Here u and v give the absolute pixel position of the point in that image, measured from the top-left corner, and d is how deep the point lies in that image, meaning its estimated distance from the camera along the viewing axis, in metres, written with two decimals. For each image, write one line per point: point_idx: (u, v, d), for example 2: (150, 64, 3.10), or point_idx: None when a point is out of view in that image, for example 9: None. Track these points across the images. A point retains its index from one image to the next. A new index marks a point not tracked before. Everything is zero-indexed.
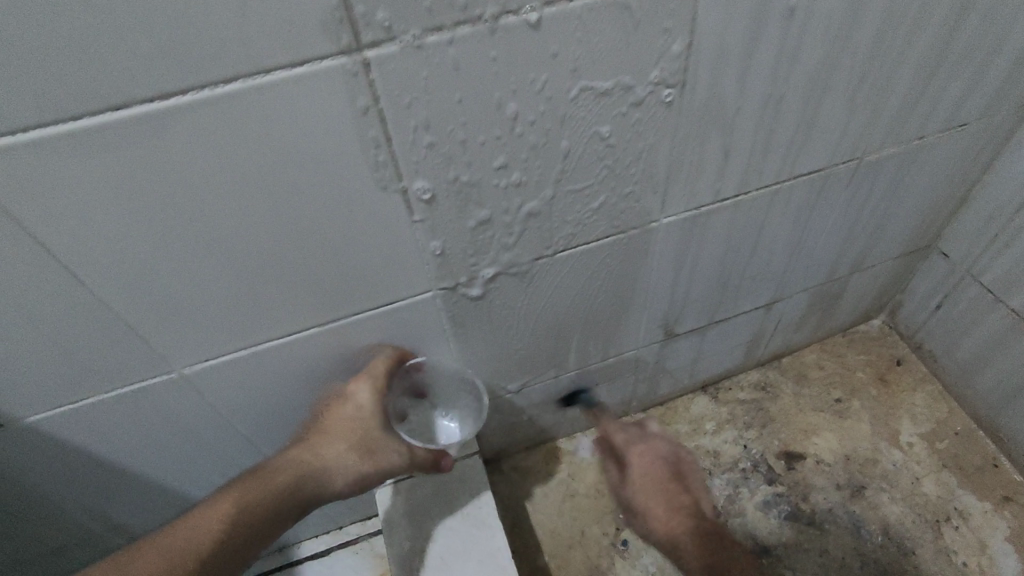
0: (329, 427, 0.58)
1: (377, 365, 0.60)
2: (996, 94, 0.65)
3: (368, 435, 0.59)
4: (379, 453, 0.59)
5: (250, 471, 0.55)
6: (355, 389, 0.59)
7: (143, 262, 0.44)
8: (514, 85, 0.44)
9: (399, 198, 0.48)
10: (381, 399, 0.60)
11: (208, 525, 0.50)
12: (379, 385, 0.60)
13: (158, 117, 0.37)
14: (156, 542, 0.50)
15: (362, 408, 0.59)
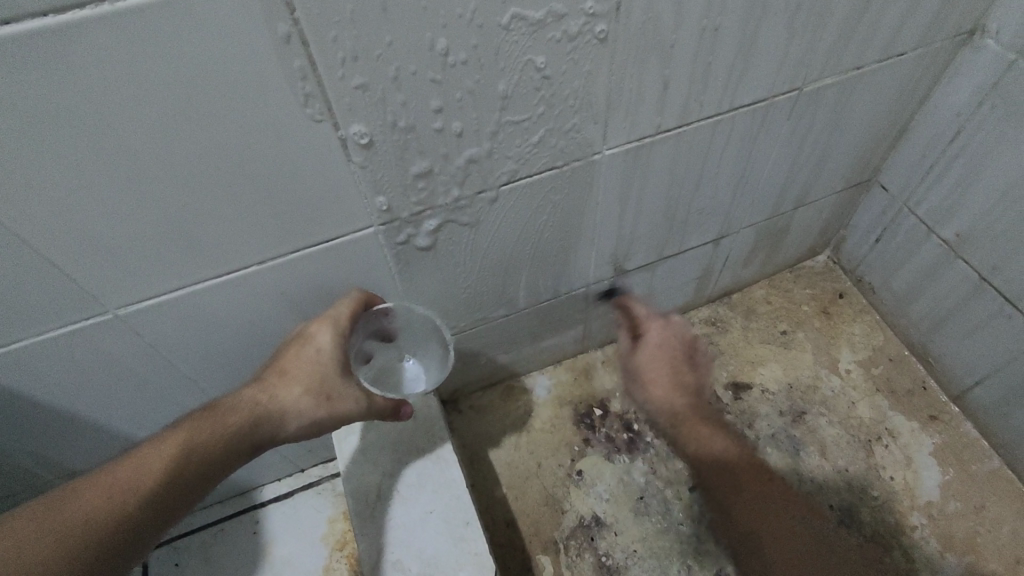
0: (287, 369, 0.56)
1: (342, 310, 0.59)
2: (936, 21, 0.64)
3: (327, 380, 0.56)
4: (337, 399, 0.56)
5: (203, 408, 0.53)
6: (317, 332, 0.58)
7: (59, 196, 0.42)
8: (443, 19, 0.42)
9: (329, 134, 0.47)
10: (342, 343, 0.58)
11: (154, 464, 0.48)
12: (342, 329, 0.58)
13: (48, 32, 0.34)
14: (97, 479, 0.47)
15: (321, 351, 0.57)
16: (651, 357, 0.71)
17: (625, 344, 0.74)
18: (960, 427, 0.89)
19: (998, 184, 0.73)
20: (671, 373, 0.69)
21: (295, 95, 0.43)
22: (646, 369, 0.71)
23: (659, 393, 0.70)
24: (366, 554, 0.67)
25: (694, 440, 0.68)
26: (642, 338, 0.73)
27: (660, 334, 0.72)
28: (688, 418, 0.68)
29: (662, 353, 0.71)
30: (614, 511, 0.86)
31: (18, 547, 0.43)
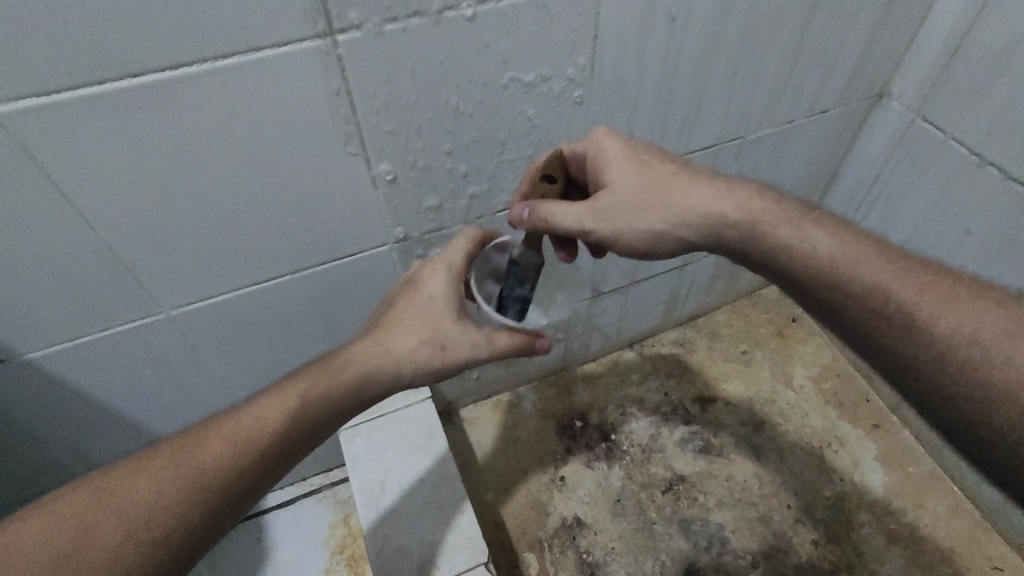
0: (402, 319, 0.57)
1: (457, 252, 0.59)
2: (850, 85, 0.78)
3: (439, 329, 0.56)
4: (451, 346, 0.56)
5: (321, 360, 0.57)
6: (431, 278, 0.58)
7: (145, 210, 0.52)
8: (456, 79, 0.54)
9: (363, 170, 0.58)
10: (456, 288, 0.58)
11: (276, 412, 0.53)
12: (456, 273, 0.58)
13: (162, 82, 0.45)
14: (220, 427, 0.53)
15: (433, 298, 0.57)
16: (630, 183, 0.54)
17: (576, 213, 0.53)
18: (899, 434, 1.00)
19: (914, 217, 0.87)
20: (645, 185, 0.54)
21: (340, 136, 0.54)
22: (631, 203, 0.54)
23: (712, 195, 0.54)
24: (370, 540, 0.74)
25: (849, 268, 0.50)
26: (600, 164, 0.56)
27: (618, 156, 0.56)
28: (769, 217, 0.53)
29: (644, 183, 0.54)
30: (594, 512, 0.94)
31: (153, 492, 0.49)
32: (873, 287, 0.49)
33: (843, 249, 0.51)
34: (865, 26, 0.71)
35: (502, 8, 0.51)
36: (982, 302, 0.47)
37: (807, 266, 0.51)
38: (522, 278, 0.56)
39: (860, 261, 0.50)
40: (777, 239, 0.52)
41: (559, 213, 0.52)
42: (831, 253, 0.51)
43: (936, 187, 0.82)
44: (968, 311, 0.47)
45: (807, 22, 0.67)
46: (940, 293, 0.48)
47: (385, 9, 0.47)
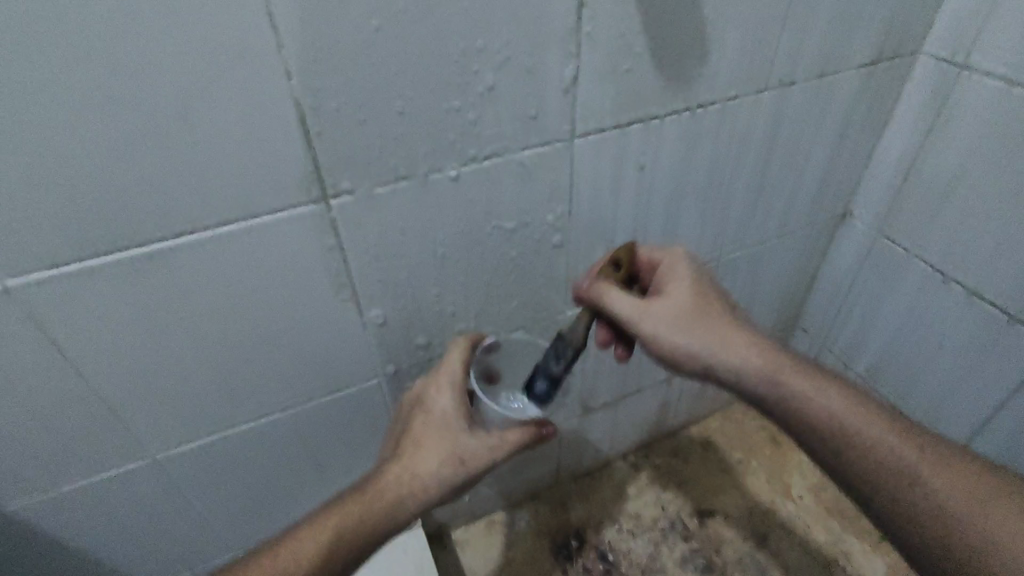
0: (421, 441, 0.58)
1: (454, 364, 0.60)
2: (813, 209, 0.84)
3: (456, 444, 0.57)
4: (470, 460, 0.57)
5: (353, 489, 0.57)
6: (437, 397, 0.60)
7: (140, 361, 0.54)
8: (443, 229, 0.58)
9: (354, 317, 0.61)
10: (462, 401, 0.59)
11: (308, 547, 0.52)
12: (458, 386, 0.60)
13: (166, 248, 0.48)
14: (250, 567, 0.51)
15: (445, 415, 0.59)
16: (687, 303, 0.58)
17: (630, 309, 0.57)
18: None
19: (890, 326, 0.90)
20: (697, 311, 0.58)
21: (333, 284, 0.57)
22: (680, 319, 0.57)
23: (749, 335, 0.58)
24: None
25: (856, 427, 0.54)
26: (666, 280, 0.60)
27: (684, 277, 0.60)
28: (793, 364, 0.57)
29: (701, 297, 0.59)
30: None
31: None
32: (874, 445, 0.53)
33: (847, 406, 0.55)
34: (820, 161, 0.77)
35: (483, 168, 0.56)
36: (967, 466, 0.51)
37: (823, 419, 0.55)
38: (558, 354, 0.56)
39: (865, 421, 0.54)
40: (792, 389, 0.56)
41: (614, 299, 0.57)
42: (839, 411, 0.55)
43: (906, 300, 0.86)
44: (958, 473, 0.51)
45: (766, 160, 0.73)
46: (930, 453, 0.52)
47: (375, 176, 0.52)
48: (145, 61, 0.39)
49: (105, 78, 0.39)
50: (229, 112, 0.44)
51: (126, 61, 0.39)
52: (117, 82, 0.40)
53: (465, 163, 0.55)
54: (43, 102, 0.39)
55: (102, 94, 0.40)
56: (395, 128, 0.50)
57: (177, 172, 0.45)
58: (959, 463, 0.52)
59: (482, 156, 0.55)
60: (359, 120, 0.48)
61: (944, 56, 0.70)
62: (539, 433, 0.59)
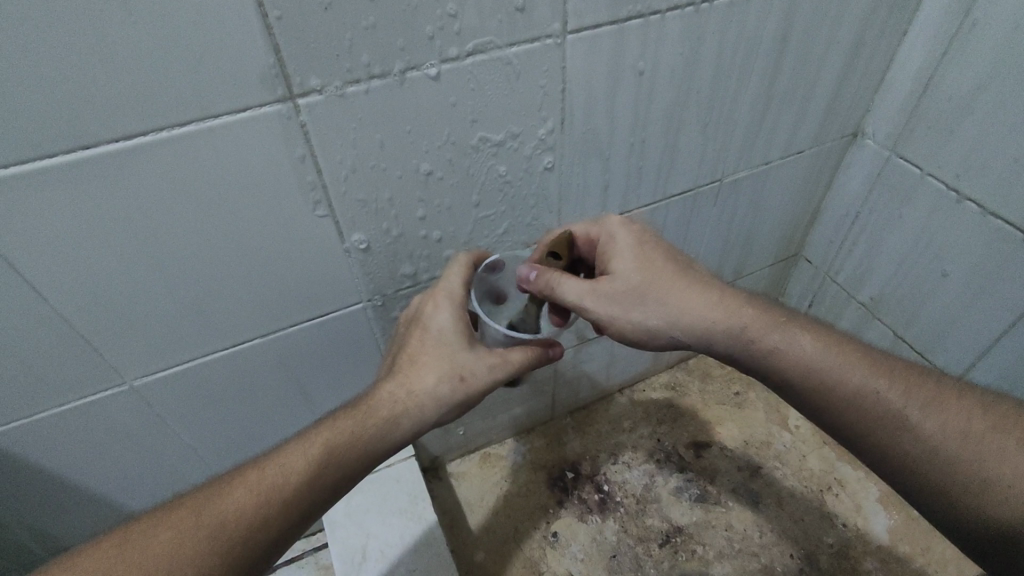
0: (417, 357, 0.55)
1: (454, 281, 0.58)
2: (823, 125, 0.79)
3: (456, 361, 0.55)
4: (471, 377, 0.55)
5: (346, 408, 0.55)
6: (435, 313, 0.57)
7: (102, 280, 0.50)
8: (424, 137, 0.54)
9: (334, 239, 0.57)
10: (461, 318, 0.56)
11: (299, 465, 0.50)
12: (458, 302, 0.57)
13: (117, 151, 0.43)
14: (239, 483, 0.49)
15: (443, 332, 0.56)
16: (634, 277, 0.55)
17: (581, 296, 0.54)
18: None
19: (898, 252, 0.86)
20: (647, 286, 0.55)
21: (308, 199, 0.53)
22: (628, 296, 0.55)
23: (705, 303, 0.55)
24: None
25: (835, 377, 0.52)
26: (608, 253, 0.57)
27: (627, 246, 0.57)
28: (757, 327, 0.54)
29: (649, 271, 0.56)
30: (589, 569, 0.89)
31: (172, 547, 0.46)
32: (873, 393, 0.51)
33: (825, 355, 0.53)
34: (832, 71, 0.72)
35: (466, 67, 0.51)
36: (954, 403, 0.50)
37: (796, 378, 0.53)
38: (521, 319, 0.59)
39: (843, 369, 0.52)
40: (767, 348, 0.54)
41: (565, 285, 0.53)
42: (821, 361, 0.53)
43: (916, 223, 0.82)
44: (947, 412, 0.49)
45: (775, 68, 0.67)
46: (917, 391, 0.51)
47: (345, 72, 0.47)
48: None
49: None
50: None
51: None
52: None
53: (445, 60, 0.50)
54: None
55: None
56: (366, 17, 0.44)
57: (120, 62, 0.40)
58: (948, 399, 0.50)
59: (464, 53, 0.50)
60: (323, 4, 0.43)
61: None
62: (546, 354, 0.57)
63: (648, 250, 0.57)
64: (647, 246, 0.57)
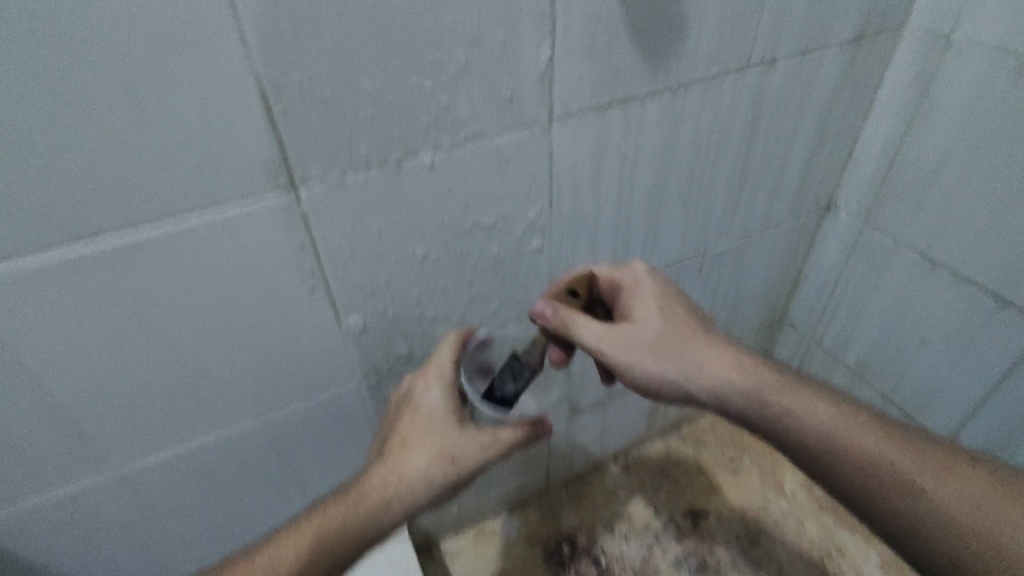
0: (407, 438, 0.54)
1: (446, 359, 0.57)
2: (798, 199, 0.82)
3: (446, 442, 0.54)
4: (462, 459, 0.54)
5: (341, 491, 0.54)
6: (426, 393, 0.56)
7: (100, 368, 0.50)
8: (419, 221, 0.56)
9: (330, 320, 0.58)
10: (452, 398, 0.55)
11: (291, 552, 0.50)
12: (449, 382, 0.56)
13: (123, 244, 0.45)
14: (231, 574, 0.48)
15: (434, 413, 0.55)
16: (654, 329, 0.57)
17: (600, 340, 0.55)
18: None
19: (880, 316, 0.88)
20: (666, 336, 0.57)
21: (305, 282, 0.54)
22: (651, 345, 0.57)
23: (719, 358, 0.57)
24: None
25: (847, 440, 0.52)
26: (629, 301, 0.60)
27: (647, 296, 0.59)
28: (770, 384, 0.55)
29: (667, 321, 0.58)
30: None
31: None
32: (886, 459, 0.50)
33: (836, 417, 0.53)
34: (804, 146, 0.76)
35: (459, 156, 0.53)
36: (967, 470, 0.50)
37: (809, 441, 0.53)
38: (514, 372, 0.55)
39: (855, 432, 0.52)
40: (778, 408, 0.54)
41: (582, 328, 0.55)
42: (830, 423, 0.53)
43: (893, 289, 0.84)
44: (960, 479, 0.49)
45: (749, 148, 0.71)
46: (930, 458, 0.50)
47: (343, 161, 0.49)
48: (88, 30, 0.36)
49: (42, 48, 0.36)
50: (183, 97, 0.41)
51: (67, 29, 0.36)
52: (56, 54, 0.36)
53: (438, 151, 0.52)
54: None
55: (41, 67, 0.36)
56: (364, 115, 0.47)
57: (130, 163, 0.42)
58: (959, 467, 0.50)
59: (457, 143, 0.53)
60: (323, 97, 0.45)
61: (930, 31, 0.67)
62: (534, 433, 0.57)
63: (667, 300, 0.59)
64: (666, 298, 0.60)
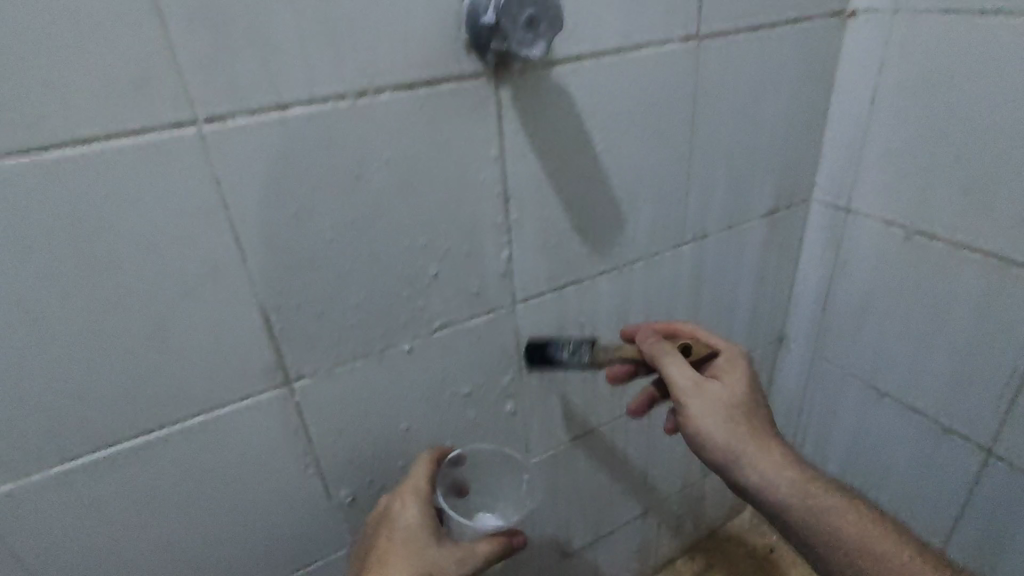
0: (385, 557, 0.55)
1: (421, 478, 0.60)
2: (751, 338, 0.90)
3: (424, 558, 0.55)
4: (440, 573, 0.54)
5: None
6: (402, 510, 0.58)
7: (100, 562, 0.53)
8: (401, 397, 0.62)
9: (321, 494, 0.62)
10: (427, 514, 0.58)
11: None
12: (424, 499, 0.59)
13: (135, 446, 0.50)
14: None
15: (411, 529, 0.57)
16: (741, 391, 0.60)
17: (685, 383, 0.59)
18: None
19: (845, 440, 0.92)
20: (745, 405, 0.60)
21: (298, 462, 0.59)
22: (730, 407, 0.59)
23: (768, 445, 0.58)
24: None
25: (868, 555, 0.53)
26: (717, 368, 0.63)
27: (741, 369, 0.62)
28: (807, 482, 0.57)
29: (751, 392, 0.61)
30: None
31: None
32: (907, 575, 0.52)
33: (859, 530, 0.54)
34: (746, 295, 0.84)
35: (435, 340, 0.61)
36: None
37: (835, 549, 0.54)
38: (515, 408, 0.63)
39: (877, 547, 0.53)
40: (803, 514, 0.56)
41: (672, 366, 0.60)
42: (854, 534, 0.54)
43: (852, 415, 0.90)
44: None
45: (698, 303, 0.79)
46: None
47: (333, 357, 0.56)
48: (120, 280, 0.44)
49: (83, 299, 0.43)
50: (195, 320, 0.48)
51: (103, 282, 0.43)
52: (93, 301, 0.44)
53: (416, 337, 0.59)
54: (22, 324, 0.42)
55: (80, 313, 0.44)
56: (350, 317, 0.55)
57: (147, 377, 0.48)
58: None
59: (433, 329, 0.60)
60: (317, 311, 0.53)
61: (830, 204, 0.80)
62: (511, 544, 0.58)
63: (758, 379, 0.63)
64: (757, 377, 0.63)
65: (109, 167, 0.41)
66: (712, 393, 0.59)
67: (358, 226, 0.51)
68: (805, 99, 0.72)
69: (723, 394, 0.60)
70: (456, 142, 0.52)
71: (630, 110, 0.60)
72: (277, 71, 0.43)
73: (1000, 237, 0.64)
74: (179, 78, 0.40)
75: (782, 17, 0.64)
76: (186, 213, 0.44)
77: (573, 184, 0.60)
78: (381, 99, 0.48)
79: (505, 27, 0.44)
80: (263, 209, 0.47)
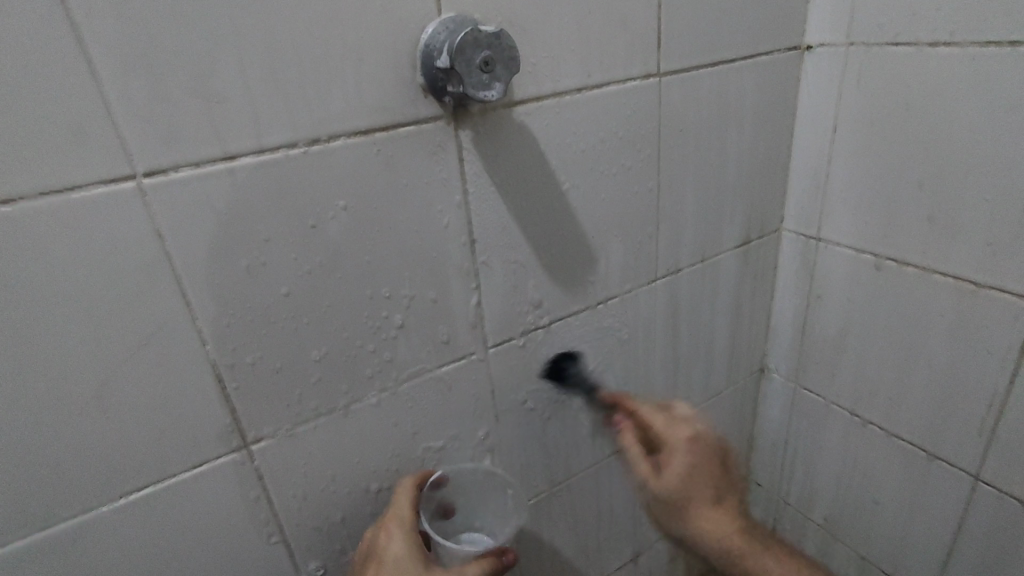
0: None
1: (404, 506, 0.56)
2: (731, 369, 0.88)
3: None
4: None
5: None
6: (388, 544, 0.54)
7: None
8: (370, 454, 0.58)
9: (284, 561, 0.57)
10: (416, 543, 0.55)
11: None
12: (409, 529, 0.55)
13: (74, 525, 0.46)
14: None
15: (400, 561, 0.53)
16: (677, 481, 0.59)
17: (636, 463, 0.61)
18: None
19: (833, 471, 0.90)
20: (686, 490, 0.59)
21: (260, 532, 0.55)
22: (681, 495, 0.60)
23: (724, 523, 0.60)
24: None
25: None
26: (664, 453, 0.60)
27: (687, 457, 0.58)
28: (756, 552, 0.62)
29: (707, 476, 0.59)
30: None
31: None
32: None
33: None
34: (723, 327, 0.83)
35: (404, 390, 0.58)
36: None
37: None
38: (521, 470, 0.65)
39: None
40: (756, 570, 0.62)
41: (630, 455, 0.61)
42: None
43: (838, 445, 0.88)
44: None
45: (675, 338, 0.77)
46: None
47: (294, 416, 0.52)
48: (54, 343, 0.41)
49: (11, 368, 0.40)
50: (139, 383, 0.44)
51: (34, 348, 0.40)
52: (21, 368, 0.40)
53: (383, 389, 0.56)
54: None
55: (9, 383, 0.40)
56: (312, 373, 0.52)
57: (86, 449, 0.44)
58: None
59: (401, 379, 0.57)
60: (275, 368, 0.50)
61: (799, 234, 0.80)
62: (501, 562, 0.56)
63: (705, 451, 0.59)
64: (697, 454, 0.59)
65: (39, 225, 0.38)
66: (667, 492, 0.60)
67: (315, 277, 0.49)
68: (767, 132, 0.72)
69: (675, 486, 0.59)
70: (417, 187, 0.51)
71: (594, 148, 0.59)
72: (223, 119, 0.41)
73: (969, 262, 0.64)
74: (115, 130, 0.38)
75: (740, 52, 0.65)
76: (127, 272, 0.41)
77: (540, 225, 0.59)
78: (334, 146, 0.46)
79: (459, 70, 0.43)
80: (211, 263, 0.44)
